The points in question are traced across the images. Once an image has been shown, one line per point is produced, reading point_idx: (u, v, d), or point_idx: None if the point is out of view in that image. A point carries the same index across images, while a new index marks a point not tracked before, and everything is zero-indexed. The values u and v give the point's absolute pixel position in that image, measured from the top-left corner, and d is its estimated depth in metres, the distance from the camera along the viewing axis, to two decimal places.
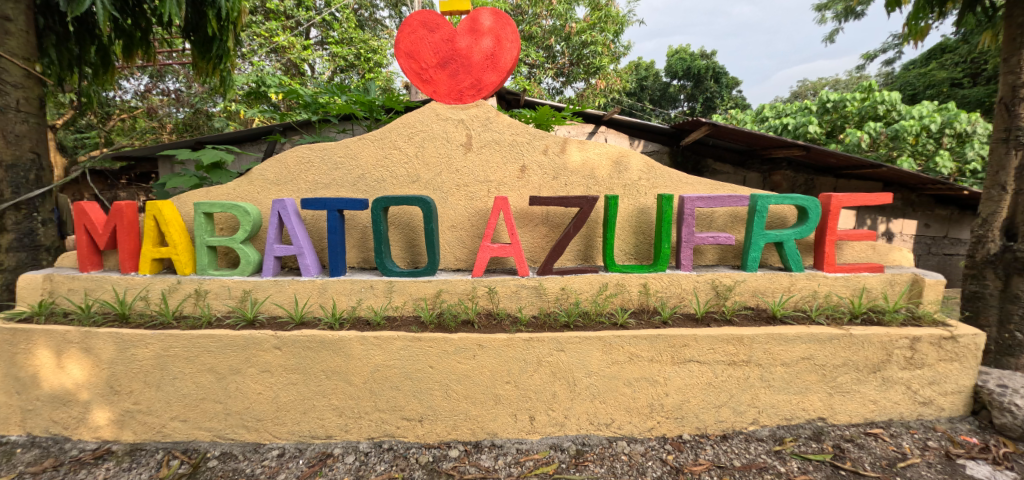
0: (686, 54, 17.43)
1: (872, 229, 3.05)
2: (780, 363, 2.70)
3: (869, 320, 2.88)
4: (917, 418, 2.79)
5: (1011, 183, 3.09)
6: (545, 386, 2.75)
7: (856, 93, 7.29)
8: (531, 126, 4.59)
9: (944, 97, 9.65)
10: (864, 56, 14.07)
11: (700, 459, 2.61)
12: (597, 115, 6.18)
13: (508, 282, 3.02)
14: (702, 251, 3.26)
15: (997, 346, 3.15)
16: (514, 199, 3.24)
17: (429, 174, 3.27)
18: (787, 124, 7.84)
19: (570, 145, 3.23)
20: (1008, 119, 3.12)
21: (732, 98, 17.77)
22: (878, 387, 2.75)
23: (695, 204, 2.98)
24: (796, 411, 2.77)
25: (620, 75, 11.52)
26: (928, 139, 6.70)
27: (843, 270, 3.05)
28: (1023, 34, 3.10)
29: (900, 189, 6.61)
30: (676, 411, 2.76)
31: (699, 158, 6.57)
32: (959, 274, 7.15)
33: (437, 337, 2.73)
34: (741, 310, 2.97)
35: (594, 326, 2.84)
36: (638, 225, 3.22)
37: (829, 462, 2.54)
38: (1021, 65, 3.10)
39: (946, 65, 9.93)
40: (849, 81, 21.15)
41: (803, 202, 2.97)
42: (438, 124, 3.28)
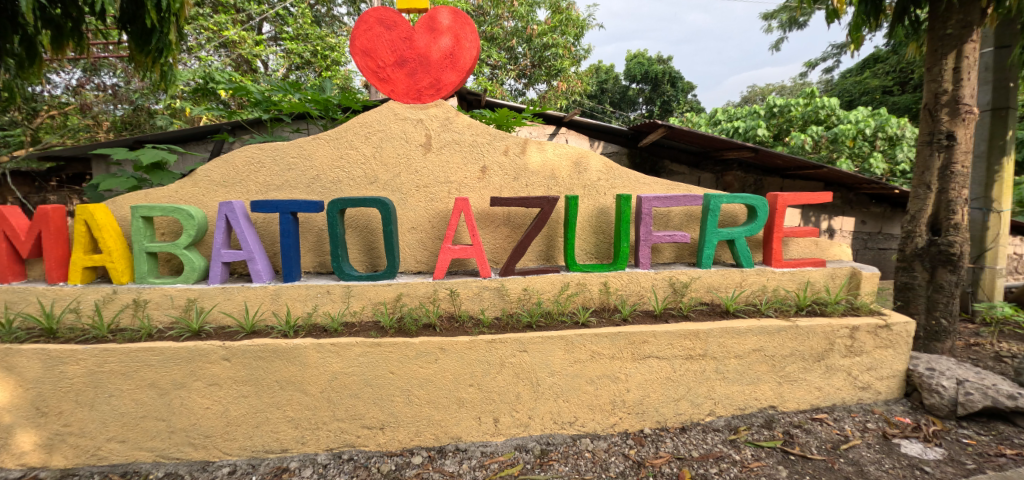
0: (644, 59, 18.01)
1: (815, 226, 3.23)
2: (733, 355, 2.80)
3: (814, 311, 3.03)
4: (857, 402, 2.97)
5: (935, 182, 3.32)
6: (508, 387, 2.74)
7: (799, 98, 7.77)
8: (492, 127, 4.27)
9: (877, 103, 10.45)
10: (807, 65, 15.19)
11: (661, 452, 2.66)
12: (558, 117, 6.18)
13: (469, 284, 2.99)
14: (660, 250, 3.31)
15: (926, 332, 3.41)
16: (475, 201, 3.19)
17: (387, 175, 3.18)
18: (738, 127, 8.24)
19: (530, 146, 3.21)
20: (932, 124, 3.33)
21: (688, 102, 18.52)
22: (822, 375, 2.90)
23: (652, 204, 3.02)
24: (749, 401, 2.88)
25: (581, 77, 11.75)
26: (864, 143, 7.20)
27: (789, 265, 3.20)
28: (942, 46, 3.28)
29: (839, 188, 7.04)
30: (637, 407, 2.81)
31: (656, 158, 6.64)
32: (891, 266, 7.74)
33: (397, 342, 2.66)
34: (696, 306, 3.05)
35: (556, 325, 2.84)
36: (597, 225, 3.24)
37: (780, 448, 2.63)
38: (942, 75, 3.28)
39: (878, 73, 10.75)
40: (792, 88, 22.60)
41: (752, 201, 3.10)
42: (396, 124, 3.20)
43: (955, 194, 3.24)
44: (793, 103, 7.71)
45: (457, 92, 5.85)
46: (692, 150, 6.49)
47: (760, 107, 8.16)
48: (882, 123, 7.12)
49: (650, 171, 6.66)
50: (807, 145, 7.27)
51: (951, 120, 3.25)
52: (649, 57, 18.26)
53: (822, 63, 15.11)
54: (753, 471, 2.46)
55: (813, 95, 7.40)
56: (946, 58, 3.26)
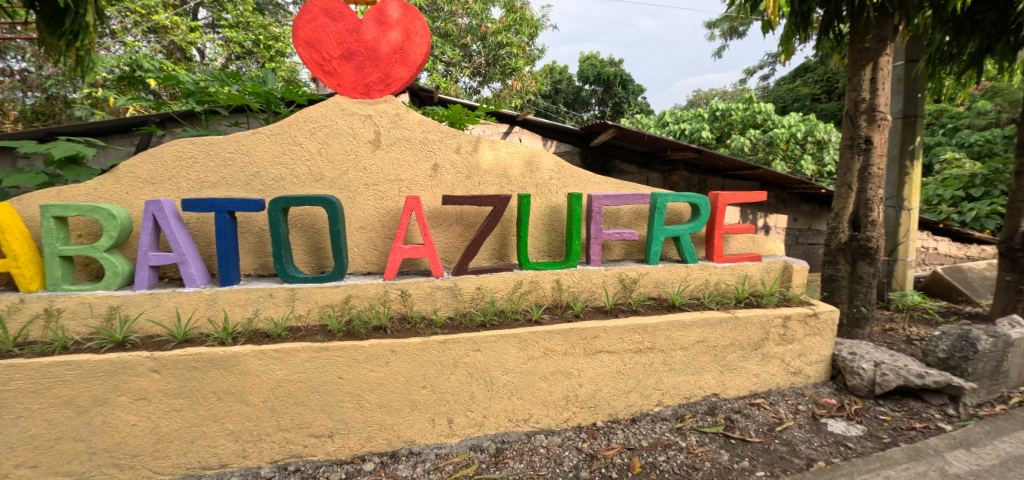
0: (596, 61, 18.46)
1: (751, 223, 3.44)
2: (679, 347, 2.91)
3: (751, 303, 3.22)
4: (790, 386, 3.17)
5: (855, 182, 3.61)
6: (462, 387, 2.71)
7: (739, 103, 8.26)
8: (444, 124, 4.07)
9: (807, 110, 11.33)
10: (746, 72, 16.20)
11: (612, 443, 2.72)
12: (511, 115, 6.15)
13: (421, 284, 2.94)
14: (610, 247, 3.40)
15: (848, 320, 3.72)
16: (426, 199, 3.13)
17: (333, 173, 3.05)
18: (684, 129, 8.62)
19: (482, 144, 3.20)
20: (852, 130, 3.61)
21: (638, 104, 19.26)
22: (760, 362, 3.08)
23: (602, 202, 3.09)
24: (694, 390, 3.00)
25: (535, 77, 11.89)
26: (796, 147, 7.76)
27: (729, 260, 3.39)
28: (861, 58, 3.56)
29: (774, 188, 7.55)
30: (589, 401, 2.86)
31: (607, 158, 6.79)
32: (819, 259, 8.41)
33: (345, 345, 2.56)
34: (645, 300, 3.15)
35: (510, 323, 2.84)
36: (549, 223, 3.28)
37: (722, 433, 2.75)
38: (860, 84, 3.56)
39: (808, 82, 11.64)
40: (732, 93, 24.04)
41: (695, 200, 3.25)
42: (343, 120, 3.07)
43: (872, 193, 3.55)
44: (734, 107, 8.18)
45: (408, 87, 5.69)
46: (642, 151, 6.71)
47: (704, 110, 8.60)
48: (811, 127, 7.71)
49: (601, 171, 6.81)
50: (746, 148, 7.75)
51: (868, 125, 3.54)
52: (602, 60, 18.73)
53: (759, 71, 16.17)
54: (698, 457, 2.56)
55: (752, 100, 7.89)
56: (864, 69, 3.53)
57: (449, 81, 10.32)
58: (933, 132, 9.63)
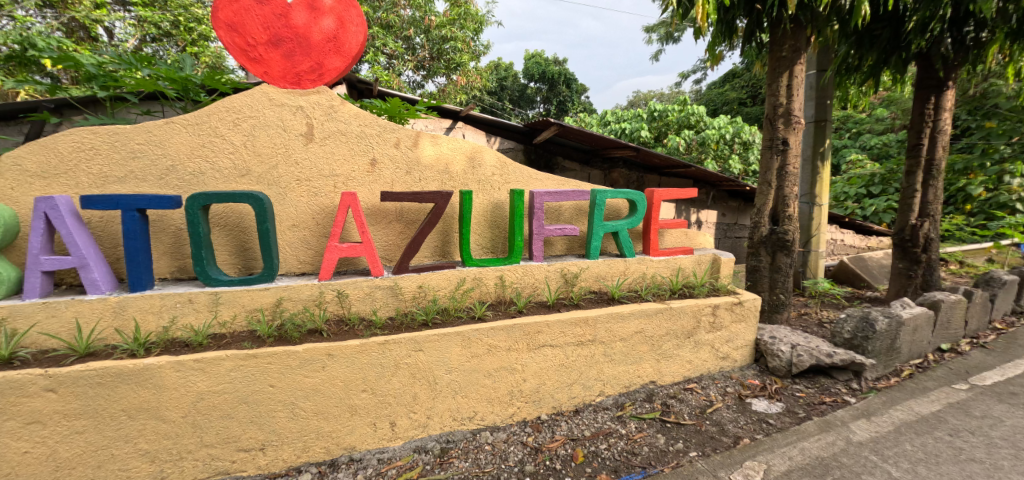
0: (541, 59, 18.74)
1: (684, 218, 3.63)
2: (619, 338, 3.01)
3: (684, 293, 3.41)
4: (719, 370, 3.40)
5: (774, 180, 3.91)
6: (404, 388, 2.63)
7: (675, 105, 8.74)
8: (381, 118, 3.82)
9: (734, 113, 12.22)
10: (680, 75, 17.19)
11: (556, 435, 2.76)
12: (453, 110, 5.99)
13: (359, 284, 2.82)
14: (552, 242, 3.45)
15: (770, 306, 4.05)
16: (364, 195, 3.01)
17: (262, 167, 2.85)
18: (625, 129, 8.95)
19: (422, 139, 3.12)
20: (771, 132, 3.90)
21: (582, 103, 19.84)
22: (693, 350, 3.27)
23: (544, 199, 3.13)
24: (634, 379, 3.12)
25: (481, 73, 11.87)
26: (726, 147, 8.32)
27: (664, 254, 3.56)
28: (779, 66, 3.83)
29: (705, 186, 8.05)
30: (534, 395, 2.88)
31: (550, 156, 6.78)
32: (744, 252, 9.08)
33: (276, 351, 2.40)
34: (586, 294, 3.24)
35: (453, 321, 2.80)
36: (492, 220, 3.27)
37: (659, 418, 2.88)
38: (779, 90, 3.84)
39: (735, 87, 12.55)
40: (668, 96, 25.42)
41: (632, 196, 3.37)
42: (271, 111, 2.87)
43: (788, 190, 3.86)
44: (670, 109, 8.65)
45: (345, 79, 5.42)
46: (584, 149, 6.84)
47: (643, 111, 9.02)
48: (738, 129, 8.33)
49: (545, 168, 6.81)
50: (681, 147, 8.22)
51: (785, 128, 3.83)
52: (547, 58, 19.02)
53: (693, 75, 17.23)
54: (637, 443, 2.65)
55: (686, 103, 8.36)
56: (782, 76, 3.81)
57: (392, 73, 9.99)
58: (840, 136, 10.72)
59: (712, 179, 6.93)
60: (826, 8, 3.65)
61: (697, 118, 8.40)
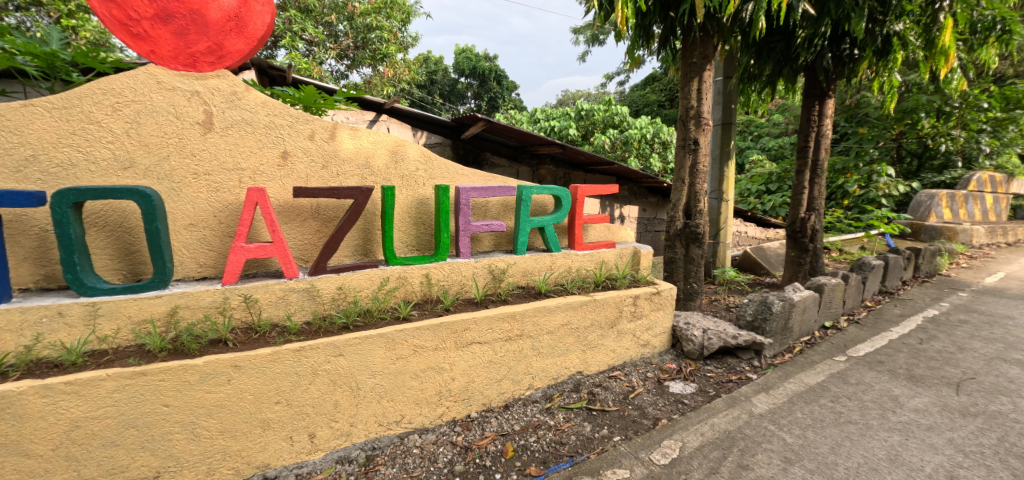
0: (471, 54, 18.99)
1: (606, 213, 3.78)
2: (546, 332, 3.06)
3: (608, 286, 3.55)
4: (641, 357, 3.59)
5: (686, 178, 4.20)
6: (323, 397, 2.47)
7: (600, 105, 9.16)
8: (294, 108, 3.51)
9: (654, 114, 13.08)
10: (605, 77, 18.18)
11: (486, 432, 2.74)
12: (376, 102, 5.71)
13: (270, 287, 2.60)
14: (480, 239, 3.42)
15: (684, 294, 4.36)
16: (274, 191, 2.78)
17: (150, 159, 2.52)
18: (554, 126, 9.16)
19: (340, 131, 2.94)
20: (684, 133, 4.17)
21: (513, 101, 20.59)
22: (616, 339, 3.41)
23: (470, 194, 3.09)
24: (561, 370, 3.19)
25: (409, 66, 11.56)
26: (647, 146, 8.90)
27: (588, 248, 3.69)
28: (690, 71, 4.10)
29: (627, 182, 8.36)
30: (463, 393, 2.84)
31: (478, 151, 6.69)
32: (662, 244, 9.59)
33: (170, 367, 2.13)
34: (514, 289, 3.26)
35: (376, 323, 2.67)
36: (417, 216, 3.17)
37: (585, 407, 2.98)
38: (690, 93, 4.11)
39: (655, 90, 13.47)
40: (594, 96, 26.70)
41: (557, 192, 3.45)
42: (160, 95, 2.54)
43: (700, 187, 4.16)
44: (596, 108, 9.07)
45: (255, 64, 4.99)
46: (512, 145, 6.80)
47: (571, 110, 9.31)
48: (657, 130, 8.93)
49: (472, 163, 6.69)
50: (607, 145, 8.64)
51: (696, 129, 4.11)
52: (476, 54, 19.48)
53: (616, 77, 18.26)
54: (564, 432, 2.71)
55: (611, 103, 8.80)
56: (693, 81, 4.07)
57: (313, 61, 9.37)
58: (744, 139, 11.86)
59: (636, 177, 7.31)
60: (730, 20, 3.95)
61: (621, 118, 8.89)
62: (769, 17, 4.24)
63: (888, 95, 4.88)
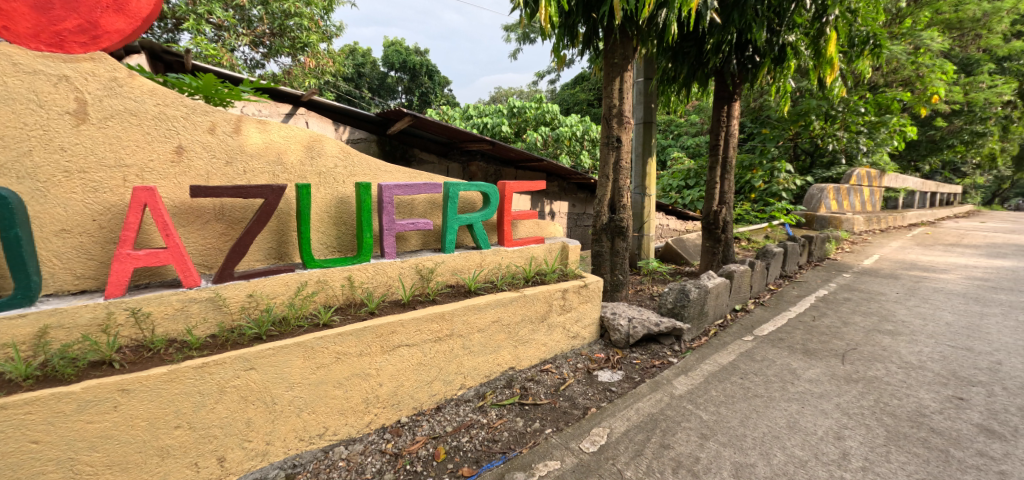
0: (400, 47, 19.93)
1: (534, 209, 3.83)
2: (476, 330, 3.03)
3: (537, 281, 3.60)
4: (571, 349, 3.68)
5: (610, 174, 4.37)
6: (234, 416, 2.24)
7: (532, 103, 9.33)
8: (188, 96, 3.14)
9: (584, 113, 13.72)
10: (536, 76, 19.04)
11: (417, 436, 2.66)
12: (292, 94, 5.30)
13: (165, 299, 2.31)
14: (407, 238, 3.31)
15: (611, 286, 4.54)
16: (167, 190, 2.48)
17: (1, 155, 2.12)
18: (486, 123, 9.12)
19: (246, 124, 2.70)
20: (609, 131, 4.32)
21: (443, 97, 21.89)
22: (547, 333, 3.47)
23: (394, 192, 2.97)
24: (494, 367, 3.19)
25: (333, 57, 11.00)
26: (577, 144, 9.25)
27: (518, 244, 3.71)
28: (612, 71, 4.25)
29: (558, 178, 8.47)
30: (392, 399, 2.73)
31: (406, 147, 6.47)
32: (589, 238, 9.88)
33: (37, 397, 1.82)
34: (443, 289, 3.19)
35: (292, 332, 2.48)
36: (337, 216, 3.01)
37: (518, 402, 2.99)
38: (611, 93, 4.27)
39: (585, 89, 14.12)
40: (525, 94, 27.41)
41: (485, 189, 3.43)
42: (15, 79, 2.14)
43: (623, 182, 4.35)
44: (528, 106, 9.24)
45: (145, 46, 4.50)
46: (441, 141, 6.65)
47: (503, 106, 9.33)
48: (587, 129, 9.30)
49: (400, 159, 6.46)
50: (539, 143, 8.85)
51: (619, 127, 4.27)
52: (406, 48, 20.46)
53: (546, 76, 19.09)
54: (497, 429, 2.70)
55: (542, 101, 9.02)
56: (615, 80, 4.23)
57: (223, 47, 8.56)
58: (666, 137, 12.70)
59: (566, 174, 7.50)
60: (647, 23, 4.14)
61: (552, 115, 9.13)
62: (682, 23, 4.51)
63: (783, 100, 5.40)
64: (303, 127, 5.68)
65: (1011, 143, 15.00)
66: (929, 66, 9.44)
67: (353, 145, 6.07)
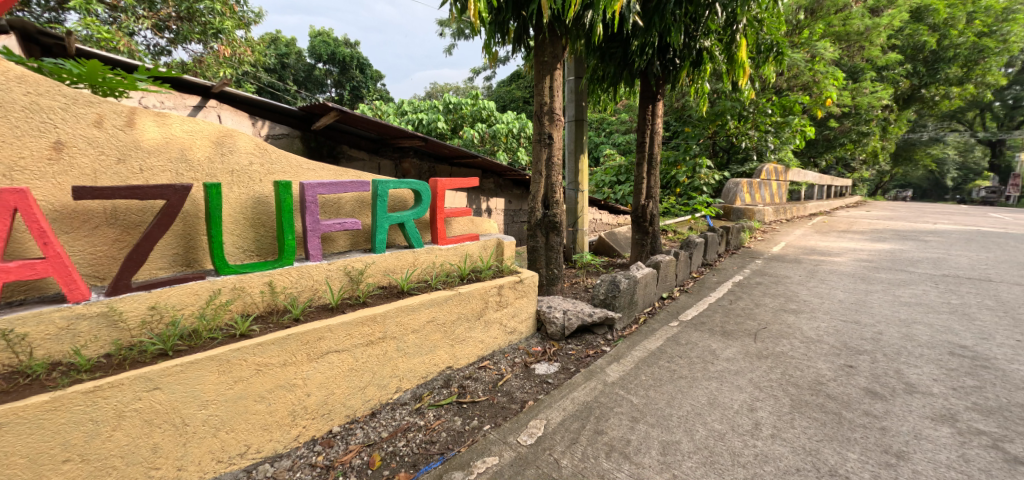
0: (329, 38, 19.37)
1: (468, 206, 3.81)
2: (411, 331, 2.96)
3: (473, 278, 3.59)
4: (508, 344, 3.72)
5: (541, 170, 4.45)
6: (137, 443, 2.02)
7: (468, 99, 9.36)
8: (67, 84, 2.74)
9: (521, 110, 14.04)
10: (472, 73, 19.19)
11: (351, 445, 2.56)
12: (201, 85, 4.83)
13: (44, 317, 2.01)
14: (333, 239, 3.16)
15: (547, 280, 4.64)
16: (44, 192, 2.15)
17: None
18: (421, 119, 8.97)
19: (141, 117, 2.44)
20: (541, 128, 4.39)
21: (376, 91, 21.60)
22: (483, 329, 3.48)
23: (317, 191, 2.81)
24: (430, 368, 3.14)
25: (252, 45, 10.26)
26: (513, 141, 9.41)
27: (452, 242, 3.68)
28: (542, 69, 4.34)
29: (493, 175, 8.57)
30: (321, 409, 2.59)
31: (333, 143, 6.20)
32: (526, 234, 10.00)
33: None
34: (374, 290, 3.08)
35: (204, 345, 2.27)
36: (254, 217, 2.80)
37: (455, 401, 2.97)
38: (542, 90, 4.35)
39: (521, 87, 14.44)
40: (463, 90, 27.41)
41: (416, 186, 3.35)
42: None
43: (555, 178, 4.46)
44: (464, 102, 9.25)
45: (13, 25, 3.90)
46: (372, 137, 6.47)
47: (439, 102, 9.27)
48: (522, 126, 9.50)
49: (328, 156, 6.18)
50: (475, 139, 8.89)
51: (550, 124, 4.36)
52: (334, 39, 19.88)
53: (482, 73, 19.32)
54: (435, 430, 2.66)
55: (478, 98, 9.09)
56: (545, 78, 4.31)
57: (118, 30, 7.65)
58: (599, 135, 13.24)
59: (502, 170, 7.56)
60: (575, 23, 4.26)
61: (488, 112, 9.22)
62: (608, 24, 4.69)
63: (701, 100, 5.81)
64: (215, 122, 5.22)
65: (888, 141, 17.33)
66: (824, 73, 10.61)
67: (274, 140, 5.68)
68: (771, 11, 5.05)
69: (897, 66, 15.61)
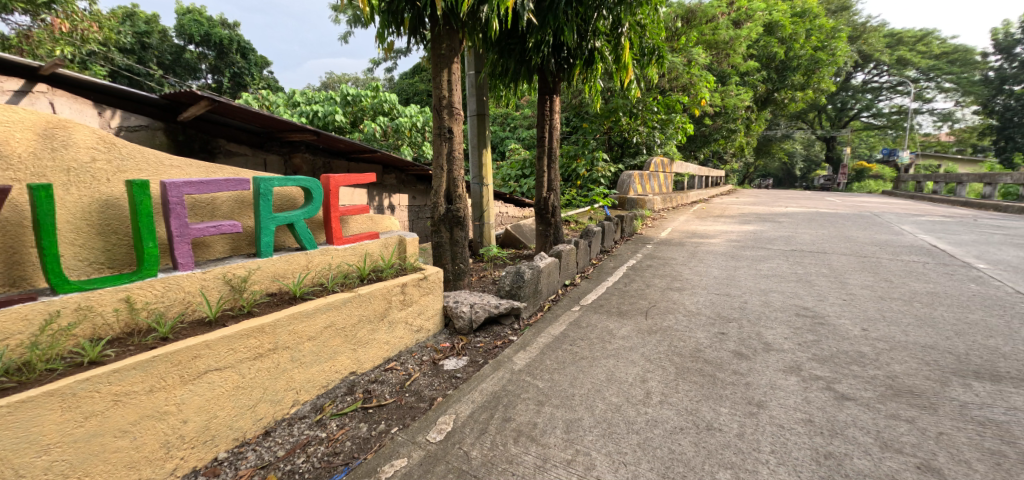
0: (201, 16, 17.17)
1: (366, 204, 3.66)
2: (306, 339, 2.77)
3: (374, 278, 3.44)
4: (415, 343, 3.67)
5: (444, 164, 4.43)
6: None
7: (368, 91, 9.00)
8: None
9: (424, 102, 13.88)
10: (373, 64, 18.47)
11: (241, 470, 2.33)
12: (21, 65, 3.92)
13: None
14: (208, 244, 2.83)
15: (454, 275, 4.65)
16: None
17: None
18: (316, 111, 8.39)
19: None
20: (441, 121, 4.35)
21: (262, 78, 19.84)
22: (388, 330, 3.38)
23: (183, 190, 2.49)
24: (331, 376, 2.98)
25: (97, 19, 8.69)
26: (418, 135, 9.24)
27: (350, 241, 3.52)
28: (439, 62, 4.30)
29: (396, 171, 8.36)
30: (202, 435, 2.32)
31: (207, 137, 5.52)
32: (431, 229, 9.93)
33: None
34: (260, 299, 2.81)
35: (39, 380, 1.88)
36: (103, 224, 2.40)
37: (360, 408, 2.86)
38: (440, 84, 4.31)
39: (423, 80, 14.20)
40: (363, 80, 26.12)
41: (306, 184, 3.13)
42: None
43: (458, 173, 4.46)
44: (363, 94, 8.88)
45: None
46: (253, 130, 5.91)
47: (335, 94, 8.77)
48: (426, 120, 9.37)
49: (201, 151, 5.51)
50: (376, 133, 8.57)
51: (449, 118, 4.34)
52: (208, 18, 17.67)
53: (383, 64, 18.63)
54: (338, 441, 2.54)
55: (378, 90, 8.83)
56: (443, 71, 4.27)
57: None
58: (504, 129, 13.55)
59: (406, 165, 7.37)
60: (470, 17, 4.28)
61: (390, 105, 9.00)
62: (503, 21, 4.79)
63: (594, 97, 6.21)
64: (46, 111, 4.34)
65: (751, 137, 20.17)
66: (698, 76, 11.99)
67: (129, 133, 4.89)
68: (650, 18, 5.55)
69: (756, 73, 18.20)
